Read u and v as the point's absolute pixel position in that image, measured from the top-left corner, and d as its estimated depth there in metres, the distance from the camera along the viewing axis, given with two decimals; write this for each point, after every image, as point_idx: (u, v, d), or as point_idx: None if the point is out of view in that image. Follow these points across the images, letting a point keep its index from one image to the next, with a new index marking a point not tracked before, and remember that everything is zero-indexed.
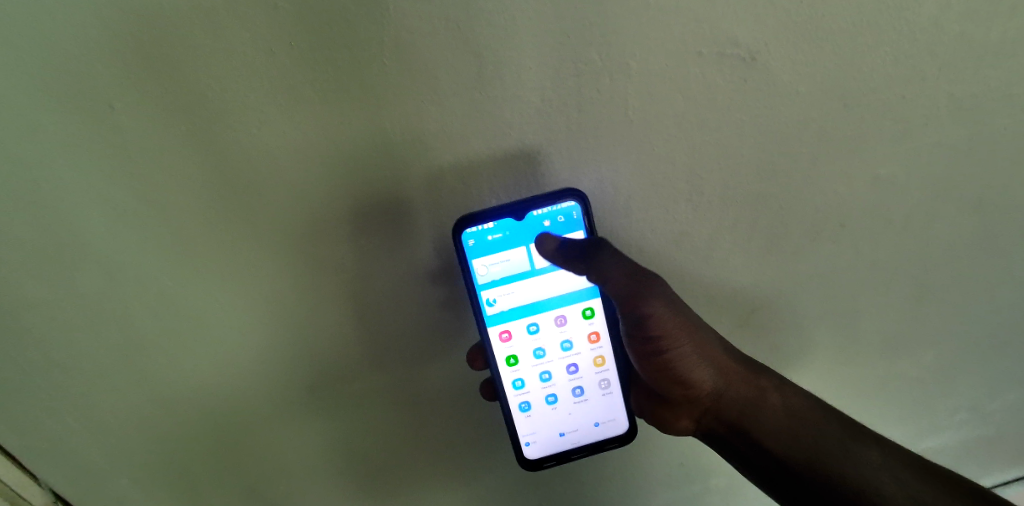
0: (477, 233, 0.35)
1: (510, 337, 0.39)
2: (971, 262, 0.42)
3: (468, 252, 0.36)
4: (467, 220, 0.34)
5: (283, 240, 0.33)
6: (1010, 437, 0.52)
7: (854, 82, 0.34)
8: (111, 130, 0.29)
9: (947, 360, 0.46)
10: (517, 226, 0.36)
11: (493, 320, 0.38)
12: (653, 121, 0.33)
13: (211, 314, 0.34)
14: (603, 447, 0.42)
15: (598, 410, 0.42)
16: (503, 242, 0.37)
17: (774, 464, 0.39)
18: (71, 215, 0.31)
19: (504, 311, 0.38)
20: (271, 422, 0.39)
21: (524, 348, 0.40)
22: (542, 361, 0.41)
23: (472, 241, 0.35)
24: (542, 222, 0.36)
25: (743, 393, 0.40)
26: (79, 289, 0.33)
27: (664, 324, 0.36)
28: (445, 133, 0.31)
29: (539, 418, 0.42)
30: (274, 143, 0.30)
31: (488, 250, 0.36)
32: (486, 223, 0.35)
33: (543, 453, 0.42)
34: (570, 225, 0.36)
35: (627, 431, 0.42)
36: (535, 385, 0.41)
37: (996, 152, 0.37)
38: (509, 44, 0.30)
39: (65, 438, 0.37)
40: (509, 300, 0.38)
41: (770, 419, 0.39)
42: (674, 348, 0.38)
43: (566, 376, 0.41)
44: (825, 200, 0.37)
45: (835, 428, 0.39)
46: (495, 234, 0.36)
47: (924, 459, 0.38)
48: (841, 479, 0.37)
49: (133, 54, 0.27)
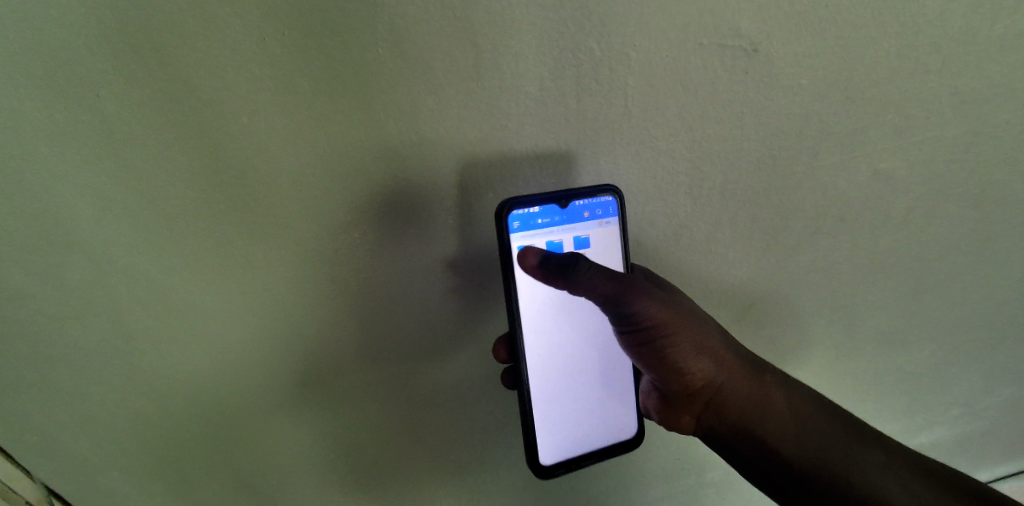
0: (522, 216, 0.35)
1: (541, 326, 0.38)
2: (969, 256, 0.42)
3: (512, 234, 0.35)
4: (511, 203, 0.33)
5: (276, 232, 0.32)
6: (1002, 431, 0.52)
7: (857, 75, 0.33)
8: (97, 117, 0.28)
9: (944, 355, 0.46)
10: (559, 214, 0.36)
11: (526, 310, 0.37)
12: (654, 113, 0.33)
13: (203, 307, 0.34)
14: (615, 449, 0.42)
15: (613, 411, 0.42)
16: (545, 229, 0.36)
17: (778, 468, 0.39)
18: (58, 205, 0.30)
19: (534, 296, 0.38)
20: (265, 415, 0.39)
21: (552, 338, 0.39)
22: (569, 353, 0.40)
23: (517, 224, 0.35)
24: (582, 213, 0.36)
25: (748, 393, 0.40)
26: (68, 280, 0.32)
27: (655, 316, 0.36)
28: (442, 122, 0.31)
29: (557, 417, 0.40)
30: (268, 133, 0.30)
31: (531, 235, 0.35)
32: (533, 208, 0.35)
33: (555, 458, 0.40)
34: (607, 220, 0.36)
35: (635, 435, 0.42)
36: (552, 379, 0.40)
37: (997, 146, 0.37)
38: (509, 32, 0.29)
39: (52, 433, 0.36)
40: (540, 294, 0.38)
41: (776, 420, 0.39)
42: (669, 342, 0.38)
43: (590, 371, 0.40)
44: (825, 193, 0.37)
45: (840, 431, 0.39)
46: (539, 219, 0.35)
47: (928, 461, 0.38)
48: (847, 480, 0.37)
49: (123, 38, 0.27)
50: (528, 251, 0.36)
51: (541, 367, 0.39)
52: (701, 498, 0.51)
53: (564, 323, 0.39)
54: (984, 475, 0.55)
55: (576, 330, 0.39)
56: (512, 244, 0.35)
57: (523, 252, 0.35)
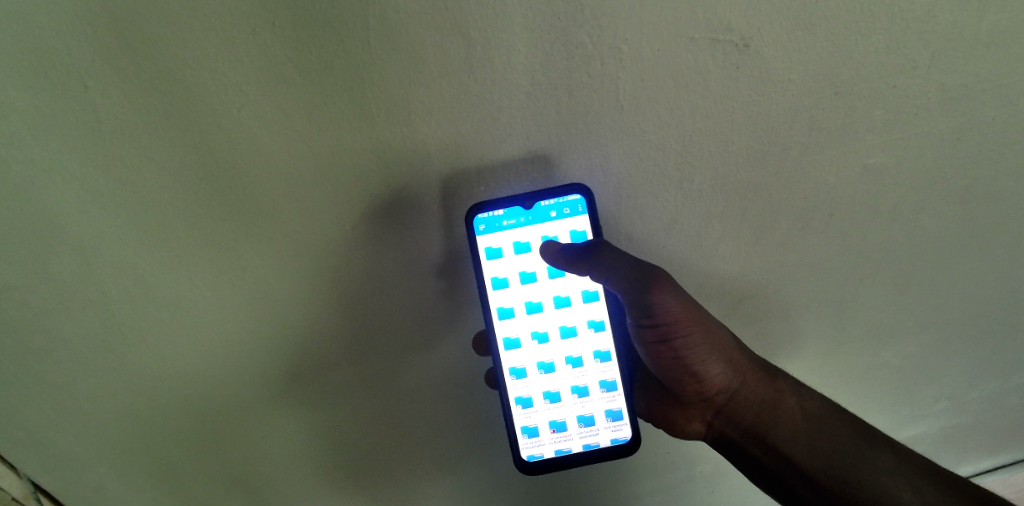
0: (488, 218, 0.36)
1: (512, 324, 0.39)
2: (956, 252, 0.42)
3: (478, 236, 0.36)
4: (479, 205, 0.34)
5: (267, 225, 0.32)
6: (987, 426, 0.53)
7: (847, 71, 0.33)
8: (82, 107, 0.28)
9: (930, 349, 0.47)
10: (525, 215, 0.37)
11: (496, 306, 0.38)
12: (645, 107, 0.33)
13: (191, 301, 0.34)
14: (605, 455, 0.41)
15: (601, 413, 0.41)
16: (511, 229, 0.37)
17: (790, 472, 0.40)
18: (45, 198, 0.29)
19: (508, 297, 0.38)
20: (255, 409, 0.39)
21: (525, 336, 0.40)
22: (544, 350, 0.40)
23: (483, 227, 0.36)
24: (549, 212, 0.37)
25: (760, 394, 0.40)
26: (56, 274, 0.31)
27: (673, 311, 0.36)
28: (433, 116, 0.31)
29: (539, 415, 0.41)
30: (257, 125, 0.29)
31: (497, 236, 0.37)
32: (497, 210, 0.35)
33: (541, 457, 0.41)
34: (574, 218, 0.37)
35: (630, 441, 0.41)
36: (535, 377, 0.40)
37: (984, 143, 0.37)
38: (501, 25, 0.29)
39: (41, 427, 0.36)
40: (510, 294, 0.38)
41: (786, 423, 0.40)
42: (686, 343, 0.38)
43: (568, 370, 0.40)
44: (814, 189, 0.37)
45: (851, 434, 0.40)
46: (504, 221, 0.36)
47: (936, 465, 0.39)
48: (857, 483, 0.38)
49: (109, 29, 0.26)
50: (494, 251, 0.37)
51: (523, 366, 0.40)
52: (690, 491, 0.52)
53: (536, 321, 0.39)
54: (966, 468, 0.57)
55: (550, 329, 0.40)
56: (479, 245, 0.36)
57: (489, 252, 0.37)
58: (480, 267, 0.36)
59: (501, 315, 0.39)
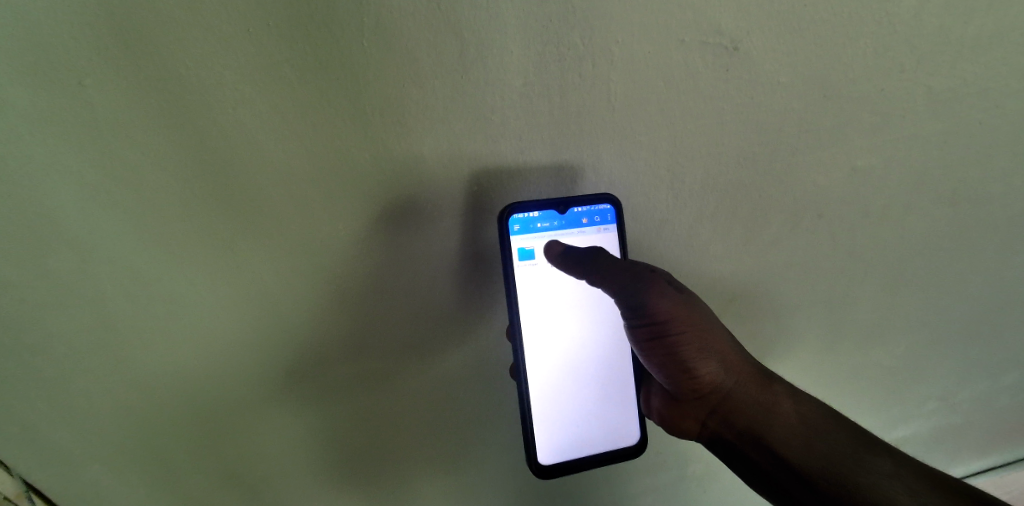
0: (522, 219, 0.36)
1: (537, 325, 0.39)
2: (946, 252, 0.43)
3: (512, 237, 0.37)
4: (511, 209, 0.35)
5: (262, 223, 0.32)
6: (976, 426, 0.54)
7: (835, 74, 0.34)
8: (80, 105, 0.28)
9: (919, 350, 0.47)
10: (559, 219, 0.38)
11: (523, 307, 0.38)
12: (635, 109, 0.33)
13: (186, 298, 0.34)
14: (613, 458, 0.42)
15: (615, 416, 0.42)
16: (545, 232, 0.38)
17: (788, 474, 0.40)
18: (40, 196, 0.30)
19: (534, 300, 0.39)
20: (248, 407, 0.39)
21: (551, 338, 0.40)
22: (567, 352, 0.40)
23: (516, 227, 0.36)
24: (581, 219, 0.38)
25: (753, 395, 0.41)
26: (51, 271, 0.32)
27: (667, 309, 0.37)
28: (426, 115, 0.31)
29: (556, 416, 0.41)
30: (253, 124, 0.30)
31: (531, 237, 0.37)
32: (532, 211, 0.36)
33: (555, 459, 0.41)
34: (604, 226, 0.37)
35: (637, 444, 0.42)
36: (554, 380, 0.40)
37: (970, 145, 0.38)
38: (494, 26, 0.30)
39: (36, 424, 0.36)
40: (536, 296, 0.39)
41: (782, 424, 0.40)
42: (682, 340, 0.39)
43: (588, 373, 0.41)
44: (802, 190, 0.38)
45: (846, 435, 0.40)
46: (538, 223, 0.37)
47: (933, 469, 0.39)
48: (857, 485, 0.38)
49: (106, 26, 0.26)
50: (526, 252, 0.38)
51: (541, 370, 0.40)
52: (682, 491, 0.52)
53: (561, 323, 0.40)
54: (957, 470, 0.57)
55: (571, 331, 0.40)
56: (513, 245, 0.37)
57: (521, 253, 0.37)
58: (510, 266, 0.37)
59: (525, 318, 0.39)
